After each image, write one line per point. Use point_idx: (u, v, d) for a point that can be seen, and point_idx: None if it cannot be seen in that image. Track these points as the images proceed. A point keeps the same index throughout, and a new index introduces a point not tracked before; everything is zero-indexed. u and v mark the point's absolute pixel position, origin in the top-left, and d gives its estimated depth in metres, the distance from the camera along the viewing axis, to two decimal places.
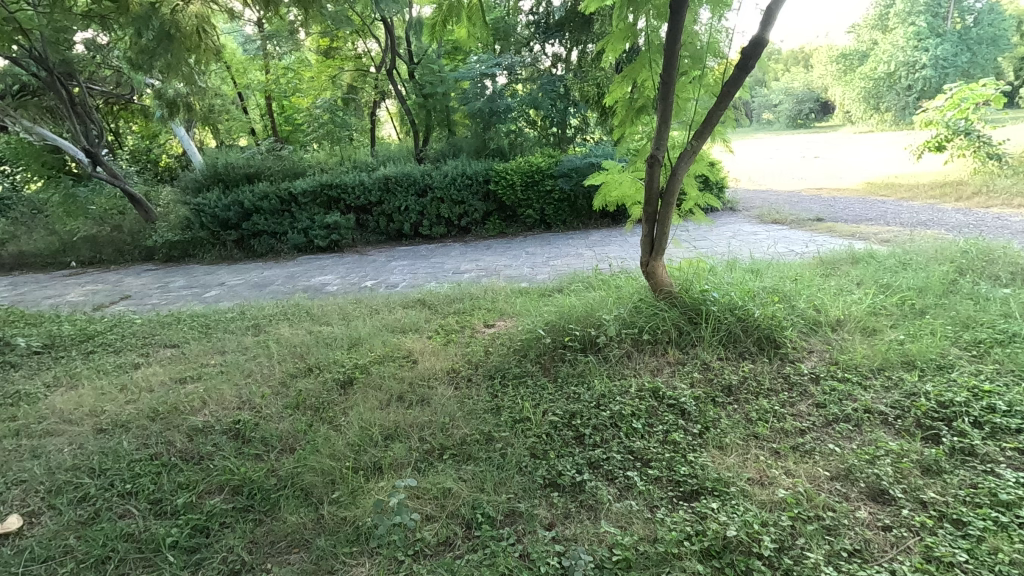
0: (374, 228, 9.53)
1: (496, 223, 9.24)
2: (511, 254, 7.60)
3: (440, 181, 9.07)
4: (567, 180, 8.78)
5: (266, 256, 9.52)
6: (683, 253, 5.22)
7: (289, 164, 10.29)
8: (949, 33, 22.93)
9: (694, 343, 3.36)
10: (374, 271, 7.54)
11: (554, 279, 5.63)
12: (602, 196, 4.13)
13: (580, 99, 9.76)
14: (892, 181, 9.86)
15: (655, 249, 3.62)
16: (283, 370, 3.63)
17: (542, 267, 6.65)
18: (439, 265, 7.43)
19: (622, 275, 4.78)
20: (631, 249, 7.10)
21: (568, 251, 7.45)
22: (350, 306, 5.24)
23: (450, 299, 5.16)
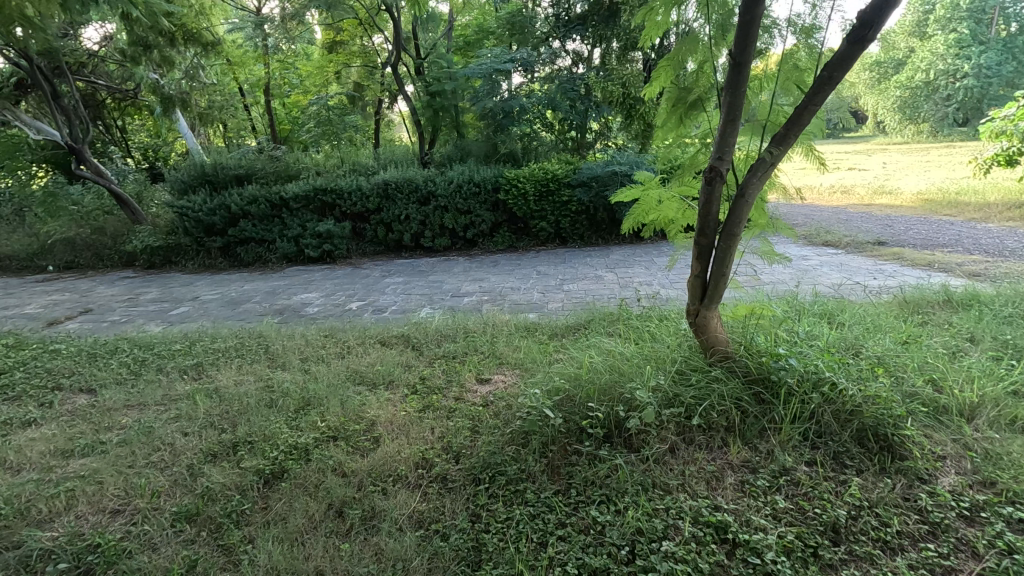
0: (372, 238, 8.66)
1: (505, 235, 8.30)
2: (519, 273, 6.65)
3: (445, 188, 8.15)
4: (585, 190, 7.79)
5: (253, 265, 8.69)
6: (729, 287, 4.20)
7: (283, 165, 9.46)
8: (994, 41, 21.20)
9: (766, 434, 2.38)
10: (364, 289, 6.65)
11: (570, 313, 4.63)
12: (633, 219, 3.18)
13: (602, 100, 8.78)
14: (955, 198, 8.70)
15: (710, 295, 2.63)
16: (201, 443, 2.70)
17: (553, 292, 5.67)
18: (437, 284, 6.52)
19: (657, 316, 3.80)
20: (659, 271, 6.09)
21: (586, 271, 6.47)
22: (319, 340, 4.31)
23: (438, 336, 4.20)
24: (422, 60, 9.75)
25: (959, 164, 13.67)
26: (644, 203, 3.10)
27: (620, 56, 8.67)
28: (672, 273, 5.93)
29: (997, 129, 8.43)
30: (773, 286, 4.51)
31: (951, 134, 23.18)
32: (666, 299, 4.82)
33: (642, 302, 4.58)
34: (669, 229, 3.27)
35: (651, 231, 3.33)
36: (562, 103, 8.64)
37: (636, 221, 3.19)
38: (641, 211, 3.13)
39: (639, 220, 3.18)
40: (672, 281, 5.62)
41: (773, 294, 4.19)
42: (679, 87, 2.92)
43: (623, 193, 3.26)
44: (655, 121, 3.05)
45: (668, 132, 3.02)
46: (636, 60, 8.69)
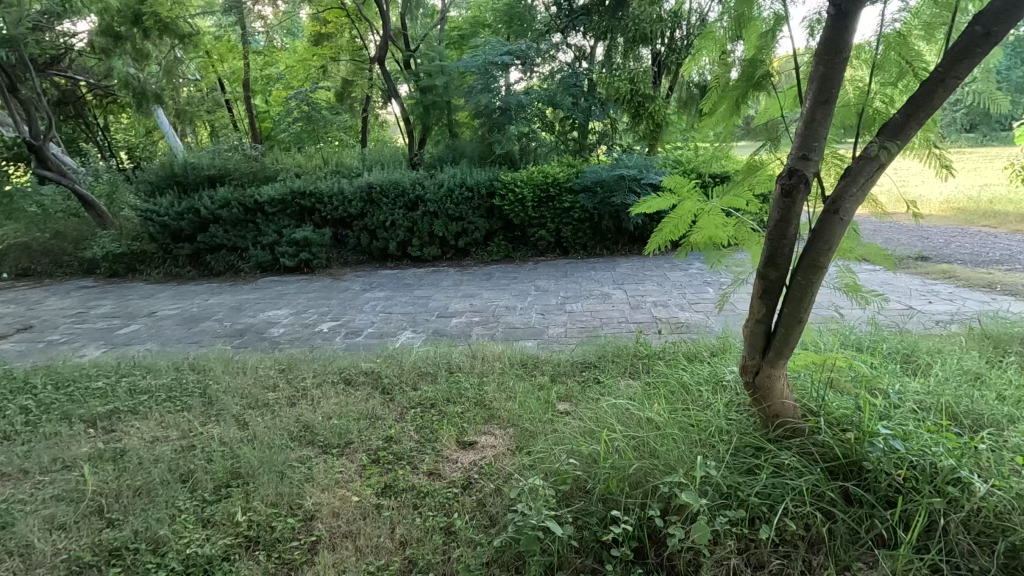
0: (355, 246, 7.92)
1: (500, 245, 7.54)
2: (515, 290, 5.92)
3: (434, 192, 7.42)
4: (589, 196, 7.04)
5: (224, 275, 7.93)
6: None
7: (261, 166, 8.70)
8: None
9: (869, 556, 1.67)
10: (340, 305, 5.90)
11: (577, 346, 3.87)
12: (663, 236, 2.45)
13: (607, 99, 8.04)
14: (990, 207, 7.98)
15: (778, 347, 1.90)
16: (68, 552, 1.95)
17: (555, 315, 4.90)
18: (422, 301, 5.77)
19: (687, 361, 3.06)
20: (675, 289, 5.36)
21: (590, 287, 5.74)
22: (273, 376, 3.56)
23: (416, 375, 3.43)
24: (412, 52, 9.00)
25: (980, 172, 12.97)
26: (677, 215, 2.39)
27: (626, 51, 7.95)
28: (690, 292, 5.18)
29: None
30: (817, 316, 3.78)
31: None
32: (691, 330, 4.07)
33: (664, 335, 3.82)
34: (708, 251, 2.52)
35: (683, 252, 2.59)
36: (564, 100, 7.86)
37: (665, 239, 2.46)
38: (672, 225, 2.40)
39: (668, 238, 2.44)
40: (692, 302, 4.87)
41: (824, 327, 3.45)
42: (734, 66, 2.24)
43: (647, 200, 2.54)
44: (698, 109, 2.40)
45: (716, 124, 2.35)
46: (643, 57, 8.00)
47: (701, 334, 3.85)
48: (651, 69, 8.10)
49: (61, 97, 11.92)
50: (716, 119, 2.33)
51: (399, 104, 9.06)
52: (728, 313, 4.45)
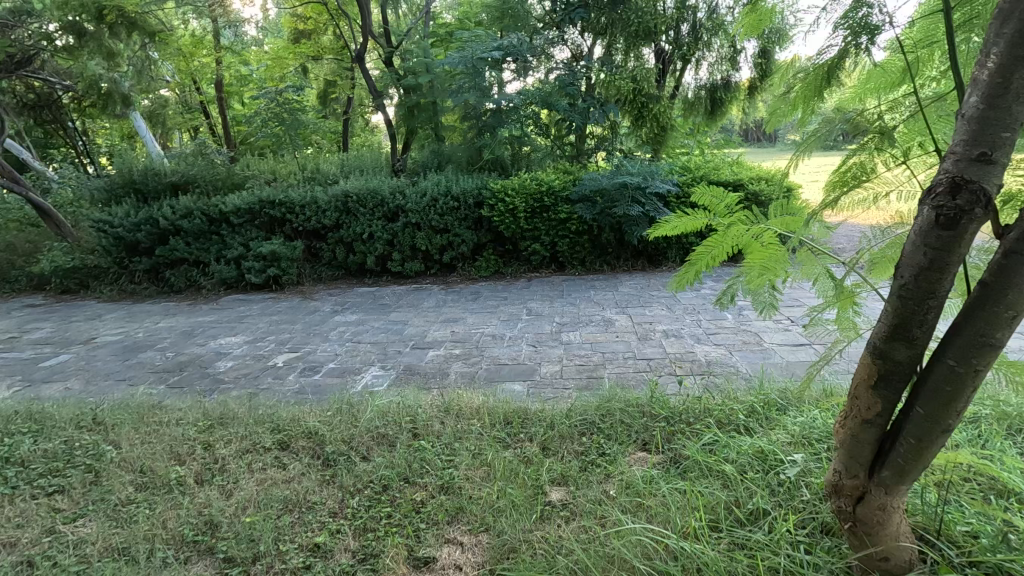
0: (329, 260, 7.19)
1: (490, 259, 6.81)
2: (504, 314, 5.20)
3: (416, 202, 6.68)
4: (588, 206, 6.30)
5: (185, 292, 7.17)
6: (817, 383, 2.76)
7: (230, 173, 7.95)
8: None
9: None
10: (304, 331, 5.16)
11: (577, 399, 3.11)
12: (692, 273, 1.83)
13: (608, 99, 7.28)
14: None
15: (901, 464, 1.25)
16: None
17: (549, 348, 4.15)
18: (397, 328, 5.04)
19: (719, 437, 2.33)
20: (688, 315, 4.62)
21: (589, 311, 5.02)
22: (190, 437, 2.82)
23: (370, 440, 2.69)
24: (395, 49, 8.21)
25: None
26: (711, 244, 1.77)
27: (628, 48, 7.21)
28: (706, 319, 4.46)
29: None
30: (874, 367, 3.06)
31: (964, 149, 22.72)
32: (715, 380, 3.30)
33: (683, 384, 3.08)
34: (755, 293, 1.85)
35: (723, 293, 1.95)
36: (560, 101, 7.10)
37: (696, 277, 1.84)
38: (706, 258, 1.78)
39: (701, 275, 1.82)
40: (711, 334, 4.13)
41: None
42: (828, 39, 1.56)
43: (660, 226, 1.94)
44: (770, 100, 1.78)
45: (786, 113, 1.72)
46: (645, 57, 7.29)
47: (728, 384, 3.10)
48: (655, 72, 7.39)
49: (35, 102, 10.96)
50: (787, 106, 1.70)
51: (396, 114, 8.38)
52: (756, 352, 3.71)
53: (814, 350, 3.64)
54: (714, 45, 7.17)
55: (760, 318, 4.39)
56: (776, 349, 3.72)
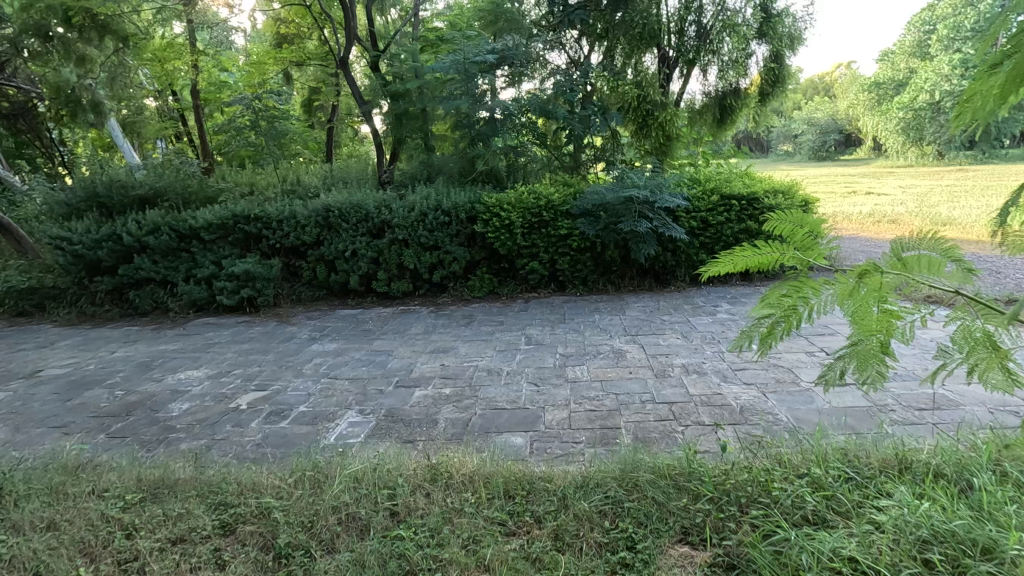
0: (309, 279, 6.63)
1: (484, 279, 6.27)
2: (500, 342, 4.66)
3: (403, 216, 6.15)
4: (590, 221, 5.81)
5: (150, 315, 6.57)
6: (890, 452, 2.26)
7: (203, 186, 7.40)
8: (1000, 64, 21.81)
9: None
10: (276, 363, 4.60)
11: (592, 461, 2.56)
12: (767, 328, 1.49)
13: (609, 109, 6.77)
14: None
15: None
16: None
17: (552, 387, 3.62)
18: (380, 360, 4.49)
19: (787, 538, 1.79)
20: (707, 345, 4.12)
21: (596, 340, 4.51)
22: (111, 520, 2.26)
23: (338, 526, 2.15)
24: (382, 53, 7.71)
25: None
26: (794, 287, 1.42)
27: (630, 53, 6.76)
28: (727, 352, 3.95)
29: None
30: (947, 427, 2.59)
31: (959, 158, 23.17)
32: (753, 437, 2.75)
33: (724, 447, 2.54)
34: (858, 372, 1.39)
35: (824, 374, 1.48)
36: (558, 108, 6.62)
37: (772, 335, 1.48)
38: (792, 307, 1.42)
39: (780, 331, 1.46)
40: (737, 370, 3.61)
41: (979, 451, 2.18)
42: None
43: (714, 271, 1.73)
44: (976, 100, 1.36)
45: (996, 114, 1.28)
46: (647, 63, 6.84)
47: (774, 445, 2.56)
48: (659, 78, 6.94)
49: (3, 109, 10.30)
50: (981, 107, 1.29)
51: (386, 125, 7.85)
52: (795, 394, 3.19)
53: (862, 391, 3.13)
54: (721, 51, 6.74)
55: (788, 350, 3.89)
56: (815, 389, 3.21)
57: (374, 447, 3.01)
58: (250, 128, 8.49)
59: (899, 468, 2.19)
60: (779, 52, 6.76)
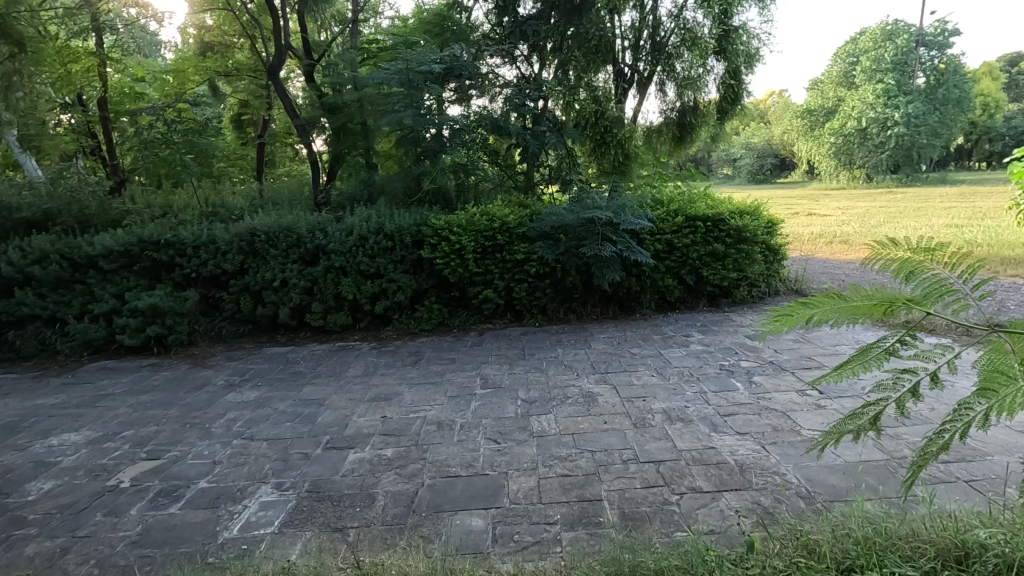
0: (232, 314, 5.81)
1: (432, 310, 5.66)
2: (451, 386, 4.04)
3: (340, 240, 5.47)
4: (549, 245, 5.33)
5: (34, 359, 5.53)
6: (949, 535, 1.82)
7: (106, 208, 6.43)
8: (903, 104, 25.08)
9: None
10: (178, 421, 3.79)
11: (576, 561, 1.98)
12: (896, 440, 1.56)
13: (565, 123, 6.42)
14: (990, 252, 7.15)
15: None
16: None
17: (514, 445, 3.03)
18: (310, 411, 3.78)
19: None
20: (687, 385, 3.66)
21: (562, 380, 3.97)
22: None
23: None
24: (316, 62, 6.99)
25: (959, 215, 12.34)
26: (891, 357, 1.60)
27: (586, 67, 6.40)
28: (711, 393, 3.50)
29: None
30: (990, 491, 2.21)
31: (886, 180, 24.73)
32: (765, 513, 2.24)
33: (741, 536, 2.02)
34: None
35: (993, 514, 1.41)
36: (511, 124, 6.16)
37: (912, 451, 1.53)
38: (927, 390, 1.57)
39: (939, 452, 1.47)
40: (725, 416, 3.15)
41: None
42: None
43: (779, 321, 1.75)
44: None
45: None
46: (603, 80, 6.54)
47: (796, 530, 2.05)
48: (615, 95, 6.64)
49: None
50: None
51: (322, 143, 7.12)
52: (799, 446, 2.75)
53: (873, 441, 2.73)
54: (677, 68, 6.53)
55: (777, 390, 3.48)
56: (821, 440, 2.79)
57: (288, 545, 2.31)
58: (165, 142, 7.56)
59: (959, 557, 1.74)
60: (737, 69, 6.60)
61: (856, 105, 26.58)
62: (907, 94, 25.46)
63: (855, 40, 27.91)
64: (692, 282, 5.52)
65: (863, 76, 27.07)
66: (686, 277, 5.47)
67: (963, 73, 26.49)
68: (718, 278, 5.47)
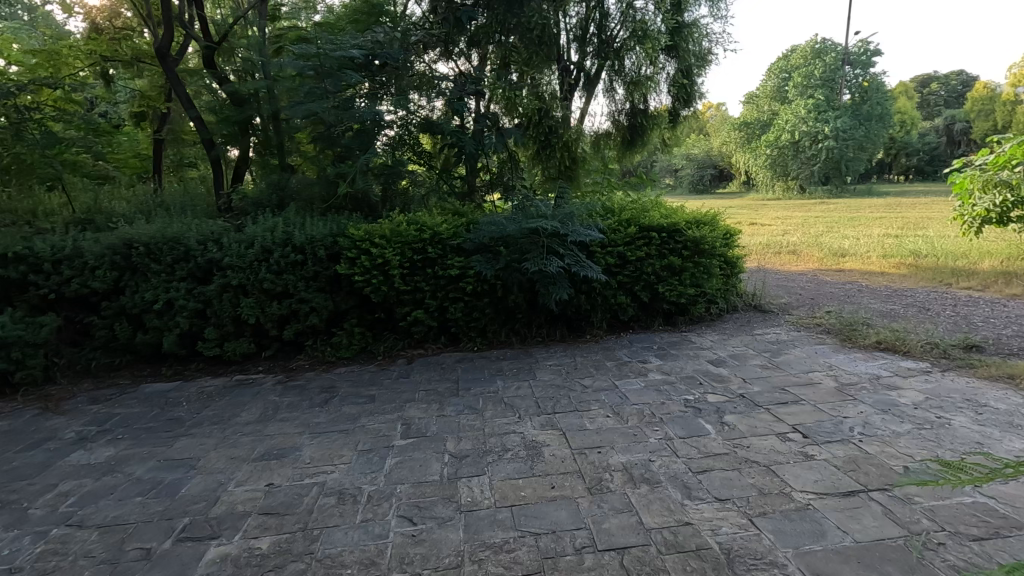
0: (104, 342, 4.78)
1: (353, 335, 4.83)
2: (364, 437, 3.26)
3: (238, 253, 4.57)
4: (488, 259, 4.64)
5: None
6: None
7: None
8: (833, 118, 26.16)
9: None
10: None
11: None
12: None
13: (506, 123, 5.77)
14: (942, 264, 7.01)
15: None
16: None
17: (435, 528, 2.30)
18: (175, 478, 2.92)
19: None
20: (651, 430, 3.05)
21: (503, 425, 3.28)
22: None
23: None
24: (217, 46, 5.98)
25: (892, 225, 12.66)
26: None
27: (530, 62, 5.77)
28: (678, 441, 2.90)
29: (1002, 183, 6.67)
30: None
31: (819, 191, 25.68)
32: None
33: None
34: None
35: None
36: (445, 121, 5.45)
37: None
38: None
39: None
40: (700, 475, 2.55)
41: None
42: None
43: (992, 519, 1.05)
44: None
45: None
46: (548, 79, 5.95)
47: None
48: (560, 95, 6.08)
49: None
50: None
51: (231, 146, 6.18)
52: (795, 520, 2.17)
53: (882, 509, 2.20)
54: (625, 66, 6.03)
55: (754, 434, 2.92)
56: (820, 508, 2.23)
57: None
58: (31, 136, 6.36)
59: None
60: (689, 70, 6.19)
61: (790, 119, 27.54)
62: (837, 109, 26.58)
63: (787, 56, 28.99)
64: (647, 299, 4.99)
65: (795, 91, 28.10)
66: (640, 294, 4.93)
67: (886, 90, 27.98)
68: (675, 294, 4.96)
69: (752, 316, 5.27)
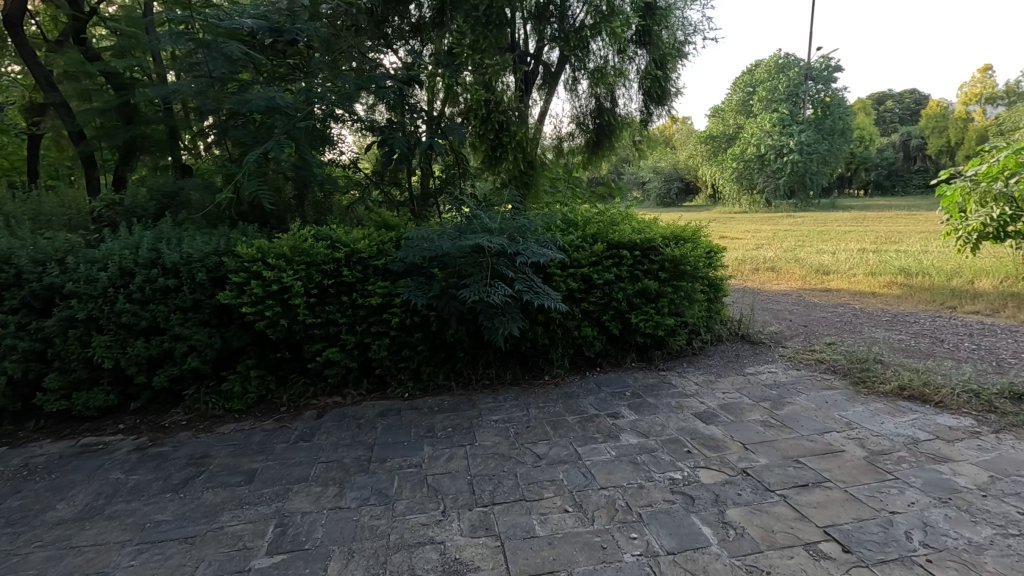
0: None
1: (245, 381, 3.77)
2: (212, 554, 2.22)
3: (86, 277, 3.47)
4: (418, 284, 3.68)
5: None
6: None
7: None
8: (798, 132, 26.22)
9: None
10: None
11: None
12: None
13: (451, 120, 4.87)
14: (937, 283, 6.39)
15: None
16: None
17: None
18: None
19: None
20: (626, 539, 2.12)
21: (418, 527, 2.30)
22: None
23: None
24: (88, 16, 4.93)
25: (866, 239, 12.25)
26: None
27: (477, 46, 4.74)
28: (667, 563, 1.97)
29: (1001, 195, 6.21)
30: None
31: None
32: None
33: None
34: None
35: None
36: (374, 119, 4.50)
37: None
38: None
39: None
40: None
41: None
42: None
43: None
44: None
45: None
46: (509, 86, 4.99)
47: None
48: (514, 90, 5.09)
49: None
50: None
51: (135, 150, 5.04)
52: None
53: None
54: (590, 55, 5.21)
55: (775, 548, 2.02)
56: None
57: None
58: None
59: None
60: (663, 60, 5.42)
61: (755, 132, 27.58)
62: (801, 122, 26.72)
63: (752, 70, 29.15)
64: (618, 331, 4.10)
65: (760, 105, 28.19)
66: (609, 326, 4.05)
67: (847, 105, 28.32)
68: (652, 326, 4.08)
69: (741, 350, 4.43)
